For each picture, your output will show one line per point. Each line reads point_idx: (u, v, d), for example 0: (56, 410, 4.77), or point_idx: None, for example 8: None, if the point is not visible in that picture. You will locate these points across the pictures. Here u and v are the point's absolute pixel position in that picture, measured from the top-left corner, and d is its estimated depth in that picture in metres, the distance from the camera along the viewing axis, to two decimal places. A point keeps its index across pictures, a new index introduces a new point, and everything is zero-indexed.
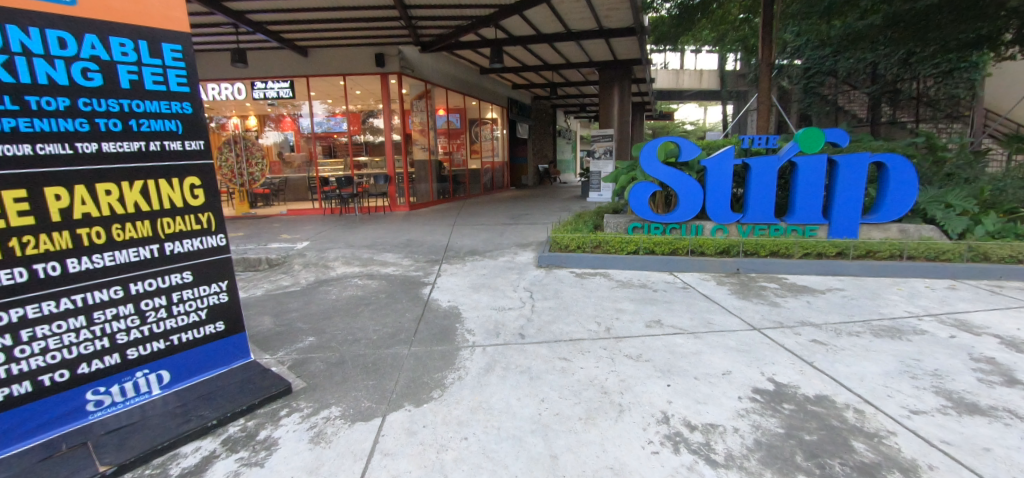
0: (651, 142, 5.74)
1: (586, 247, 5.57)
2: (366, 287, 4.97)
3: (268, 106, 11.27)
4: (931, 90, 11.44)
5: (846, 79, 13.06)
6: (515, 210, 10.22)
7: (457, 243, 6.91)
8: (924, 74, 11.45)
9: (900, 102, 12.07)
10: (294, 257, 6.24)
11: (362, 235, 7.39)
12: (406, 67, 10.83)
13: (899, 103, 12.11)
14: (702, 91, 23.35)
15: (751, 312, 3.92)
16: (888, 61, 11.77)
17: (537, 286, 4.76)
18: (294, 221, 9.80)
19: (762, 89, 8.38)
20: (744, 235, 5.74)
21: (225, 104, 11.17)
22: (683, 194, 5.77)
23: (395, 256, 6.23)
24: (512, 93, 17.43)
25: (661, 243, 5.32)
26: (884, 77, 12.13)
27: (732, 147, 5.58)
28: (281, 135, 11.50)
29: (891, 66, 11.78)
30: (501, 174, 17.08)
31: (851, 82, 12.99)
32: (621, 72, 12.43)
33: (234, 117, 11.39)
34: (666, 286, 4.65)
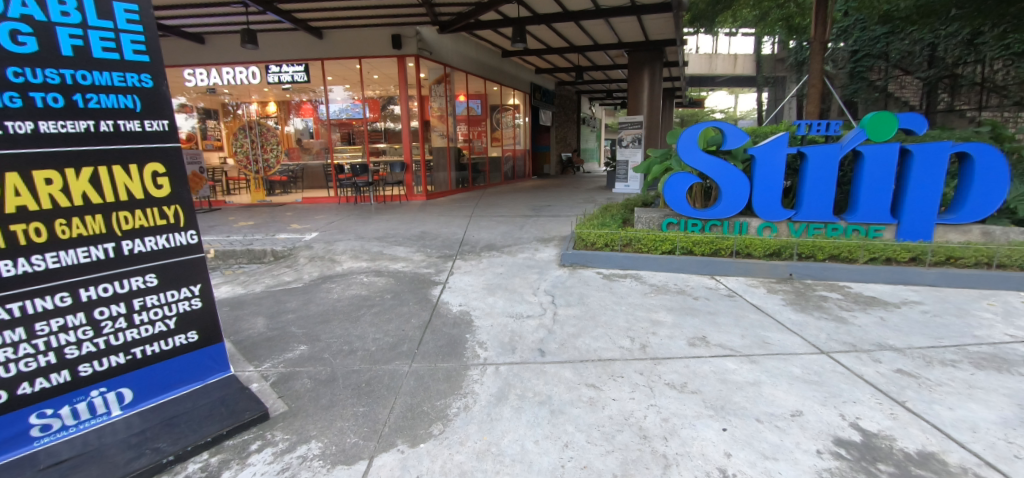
0: (691, 127, 5.11)
1: (615, 245, 5.00)
2: (372, 285, 4.54)
3: (286, 92, 10.93)
4: (998, 74, 9.89)
5: (900, 62, 11.95)
6: (537, 201, 9.68)
7: (473, 237, 6.43)
8: (991, 56, 9.92)
9: (960, 88, 10.78)
10: (301, 249, 5.87)
11: (374, 226, 6.99)
12: (423, 49, 10.34)
13: (958, 90, 10.81)
14: (735, 77, 22.15)
15: (814, 332, 3.33)
16: (950, 41, 10.64)
17: (559, 289, 4.24)
18: (308, 210, 9.50)
19: (813, 70, 7.59)
20: (796, 234, 5.15)
21: (242, 88, 10.87)
22: (727, 188, 5.15)
23: (407, 250, 5.79)
24: (535, 78, 16.77)
25: (700, 243, 4.75)
26: (944, 60, 10.93)
27: (786, 134, 4.93)
28: (302, 122, 11.18)
29: (953, 47, 10.60)
30: (522, 163, 16.53)
31: (903, 64, 11.88)
32: (653, 54, 11.67)
33: (254, 103, 11.07)
34: (708, 294, 4.08)
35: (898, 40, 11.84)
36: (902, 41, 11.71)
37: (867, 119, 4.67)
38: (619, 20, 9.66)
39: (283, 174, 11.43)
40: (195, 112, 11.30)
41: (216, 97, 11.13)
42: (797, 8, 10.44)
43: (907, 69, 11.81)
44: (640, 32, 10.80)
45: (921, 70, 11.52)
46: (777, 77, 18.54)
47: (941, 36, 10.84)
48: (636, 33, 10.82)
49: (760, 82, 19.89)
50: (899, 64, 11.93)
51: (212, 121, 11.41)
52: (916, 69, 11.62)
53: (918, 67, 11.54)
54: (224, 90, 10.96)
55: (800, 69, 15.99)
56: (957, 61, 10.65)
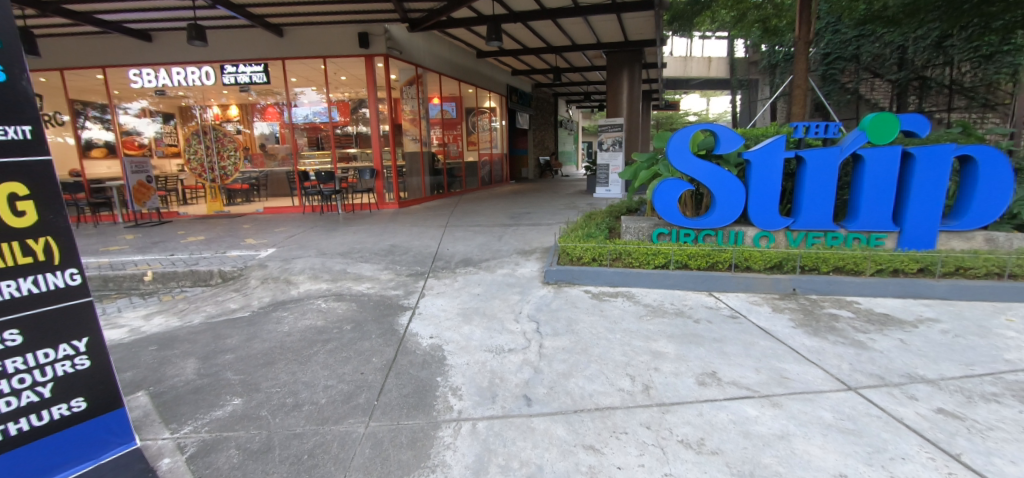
0: (682, 130, 4.72)
1: (604, 260, 4.56)
2: (330, 312, 3.97)
3: (249, 95, 10.23)
4: (967, 76, 10.11)
5: (870, 64, 11.90)
6: (515, 208, 9.22)
7: (447, 250, 5.89)
8: (960, 58, 10.07)
9: (929, 91, 10.84)
10: (253, 269, 5.24)
11: (339, 240, 6.39)
12: (393, 48, 9.77)
13: (927, 92, 10.86)
14: (709, 80, 22.21)
15: (835, 361, 2.93)
16: (920, 44, 10.69)
17: (544, 313, 3.75)
18: (269, 221, 8.81)
19: (798, 70, 7.34)
20: (794, 244, 4.81)
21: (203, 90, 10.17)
22: (720, 195, 4.78)
23: (373, 267, 5.22)
24: (511, 79, 16.33)
25: (696, 255, 4.34)
26: (913, 63, 10.96)
27: (783, 137, 4.59)
28: (268, 126, 10.42)
29: (922, 49, 10.68)
30: (500, 167, 16.03)
31: (873, 67, 11.84)
32: (631, 54, 11.45)
33: (214, 107, 10.37)
34: (710, 315, 3.65)
35: (869, 43, 11.72)
36: (872, 43, 11.67)
37: (867, 121, 4.35)
38: (598, 18, 9.29)
39: (244, 181, 10.62)
40: (155, 117, 10.39)
41: (170, 99, 10.27)
42: (774, 9, 9.89)
43: (877, 72, 11.77)
44: (619, 32, 10.48)
45: (891, 73, 11.49)
46: (750, 80, 18.49)
47: (911, 39, 10.84)
48: (615, 32, 10.49)
49: (733, 85, 19.86)
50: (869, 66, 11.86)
51: (171, 126, 10.50)
52: (886, 71, 11.57)
53: (889, 70, 11.51)
54: (179, 92, 10.18)
55: (773, 70, 15.97)
56: (926, 62, 10.73)
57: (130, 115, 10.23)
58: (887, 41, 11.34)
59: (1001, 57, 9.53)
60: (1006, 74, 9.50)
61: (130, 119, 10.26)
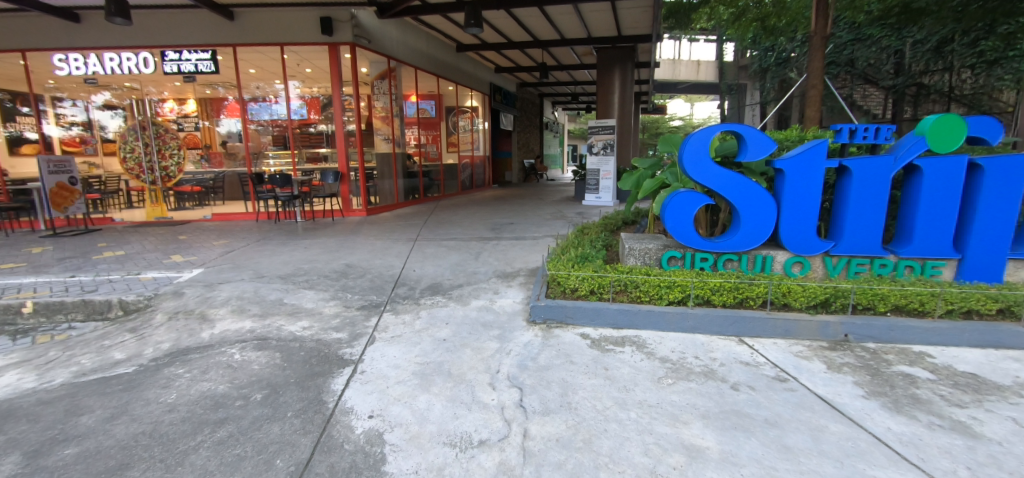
0: (701, 131, 3.84)
1: (605, 293, 3.60)
2: (243, 369, 2.95)
3: (208, 88, 9.19)
4: (966, 82, 9.25)
5: (865, 70, 11.15)
6: (497, 218, 8.27)
7: (413, 273, 4.89)
8: (960, 64, 9.23)
9: (924, 99, 10.18)
10: (165, 299, 4.19)
11: (284, 258, 5.35)
12: (360, 36, 8.76)
13: (924, 100, 10.16)
14: (697, 83, 21.68)
15: (946, 464, 2.05)
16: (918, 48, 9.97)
17: (531, 372, 2.80)
18: (213, 231, 7.69)
19: (812, 68, 6.55)
20: (833, 272, 3.96)
21: (151, 78, 8.92)
22: (746, 212, 3.88)
23: (316, 297, 4.19)
24: (495, 77, 15.41)
25: (723, 289, 3.43)
26: (910, 69, 10.24)
27: (824, 141, 3.73)
28: (233, 124, 9.25)
29: (921, 53, 9.91)
30: (481, 170, 15.07)
31: (868, 74, 11.11)
32: (623, 53, 10.73)
33: (170, 101, 9.28)
34: (751, 377, 2.75)
35: (865, 48, 11.03)
36: (868, 48, 10.93)
37: (929, 124, 3.53)
38: (590, 7, 8.46)
39: (196, 184, 9.64)
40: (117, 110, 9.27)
41: (113, 90, 9.12)
42: (774, 7, 8.75)
43: (872, 78, 11.07)
44: (612, 25, 9.64)
45: (886, 79, 10.77)
46: (739, 85, 17.77)
47: (909, 43, 10.07)
48: (607, 25, 9.66)
49: (722, 89, 18.83)
50: (864, 75, 11.14)
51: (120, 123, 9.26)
52: (881, 77, 10.88)
53: (884, 75, 10.79)
54: (125, 83, 9.00)
55: (763, 75, 15.31)
56: (924, 69, 9.95)
57: (96, 108, 9.19)
58: (884, 45, 10.56)
59: (1006, 62, 8.46)
60: (1008, 82, 8.48)
61: (96, 114, 9.23)
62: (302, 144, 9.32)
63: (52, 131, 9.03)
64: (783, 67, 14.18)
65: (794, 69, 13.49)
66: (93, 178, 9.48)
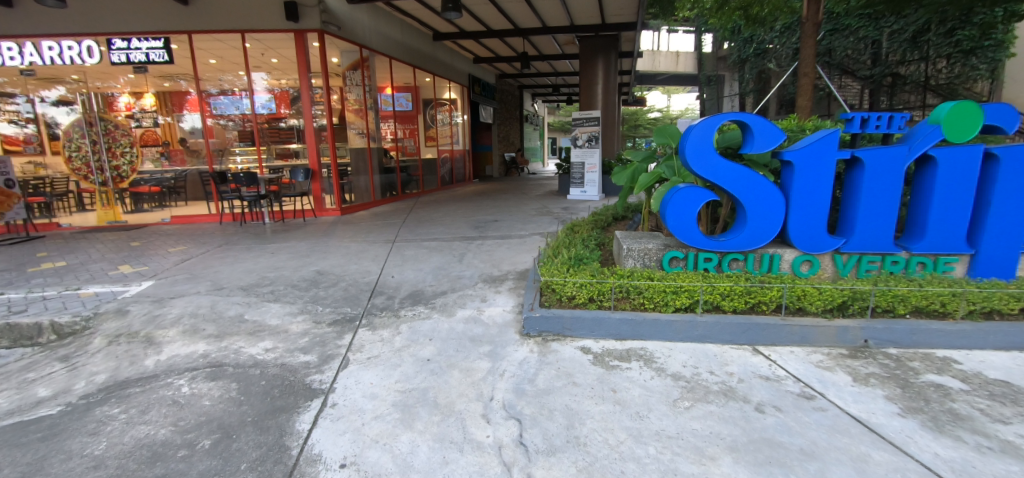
0: (705, 121, 3.54)
1: (606, 300, 3.26)
2: (190, 407, 2.54)
3: (167, 81, 8.51)
4: (942, 72, 9.21)
5: (843, 61, 10.80)
6: (479, 215, 7.90)
7: (391, 279, 4.49)
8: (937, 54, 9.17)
9: (901, 90, 9.94)
10: (106, 319, 3.78)
11: (246, 267, 4.90)
12: (329, 23, 8.21)
13: (900, 90, 9.94)
14: (676, 75, 21.58)
15: None
16: (896, 38, 9.74)
17: (529, 399, 2.45)
18: (170, 237, 7.11)
19: (805, 55, 6.33)
20: (843, 270, 3.72)
21: (99, 70, 8.28)
22: (753, 208, 3.60)
23: (281, 312, 3.77)
24: (473, 68, 14.95)
25: (733, 293, 3.14)
26: (886, 58, 10.00)
27: (835, 131, 3.47)
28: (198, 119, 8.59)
29: (898, 43, 9.71)
30: (462, 165, 14.63)
31: (846, 65, 10.74)
32: (606, 41, 10.45)
33: (126, 94, 8.58)
34: (776, 395, 2.45)
35: (842, 38, 10.71)
36: (846, 38, 10.58)
37: (945, 111, 3.29)
38: None
39: (156, 184, 8.85)
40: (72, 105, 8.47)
41: (58, 81, 8.33)
42: None
43: (850, 70, 10.72)
44: (595, 11, 9.26)
45: (863, 69, 10.46)
46: (718, 76, 17.68)
47: (887, 33, 9.86)
48: (589, 12, 9.32)
49: (701, 80, 18.73)
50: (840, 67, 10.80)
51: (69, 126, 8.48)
52: (859, 68, 10.55)
53: (862, 65, 10.48)
54: (72, 75, 8.27)
55: (742, 65, 15.15)
56: (900, 59, 9.75)
57: (47, 104, 8.42)
58: (861, 35, 10.27)
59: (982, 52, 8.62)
60: (984, 71, 8.75)
61: (47, 108, 8.45)
62: (271, 140, 8.75)
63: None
64: (762, 58, 13.96)
65: (773, 60, 13.33)
66: (39, 179, 8.51)
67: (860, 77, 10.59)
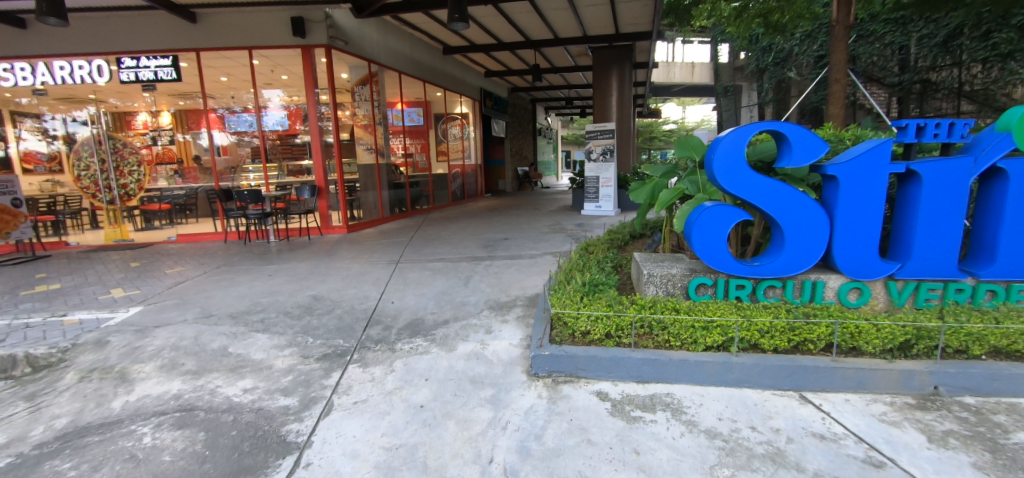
0: (737, 132, 3.15)
1: (625, 336, 2.85)
2: (145, 463, 2.20)
3: (181, 99, 8.52)
4: (977, 78, 8.38)
5: (868, 69, 10.30)
6: (489, 232, 7.57)
7: (390, 305, 4.16)
8: (971, 58, 8.36)
9: (933, 98, 9.24)
10: (84, 351, 3.52)
11: (239, 292, 4.63)
12: (337, 38, 8.08)
13: (931, 97, 9.24)
14: (691, 86, 21.14)
15: None
16: (925, 42, 9.08)
17: (536, 463, 2.05)
18: (171, 257, 6.93)
19: (834, 61, 5.91)
20: (898, 298, 3.27)
21: (111, 88, 8.26)
22: (792, 230, 3.18)
23: (267, 345, 3.45)
24: (485, 82, 14.78)
25: (773, 329, 2.71)
26: (916, 64, 9.33)
27: (887, 141, 3.05)
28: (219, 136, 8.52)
29: (927, 47, 9.02)
30: (474, 180, 14.39)
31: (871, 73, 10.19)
32: (620, 52, 10.16)
33: (143, 112, 8.70)
34: (837, 462, 2.01)
35: (868, 45, 10.22)
36: (871, 44, 10.09)
37: (1018, 116, 2.86)
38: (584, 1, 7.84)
39: (168, 201, 8.81)
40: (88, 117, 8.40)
41: (73, 101, 8.39)
42: (777, 2, 8.15)
43: (876, 78, 10.17)
44: (608, 21, 8.96)
45: (891, 76, 9.87)
46: (735, 86, 17.17)
47: (915, 38, 9.24)
48: (602, 22, 9.03)
49: (718, 91, 18.23)
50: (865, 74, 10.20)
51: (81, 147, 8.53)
52: (886, 75, 9.98)
53: (889, 73, 9.90)
54: (90, 94, 8.31)
55: (760, 75, 14.61)
56: (931, 64, 9.05)
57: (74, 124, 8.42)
58: (888, 41, 9.74)
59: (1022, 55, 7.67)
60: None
61: (76, 128, 8.45)
62: (284, 157, 8.62)
63: (9, 147, 8.42)
64: (781, 67, 13.42)
65: (792, 68, 12.80)
66: (54, 198, 8.56)
67: (887, 85, 10.01)
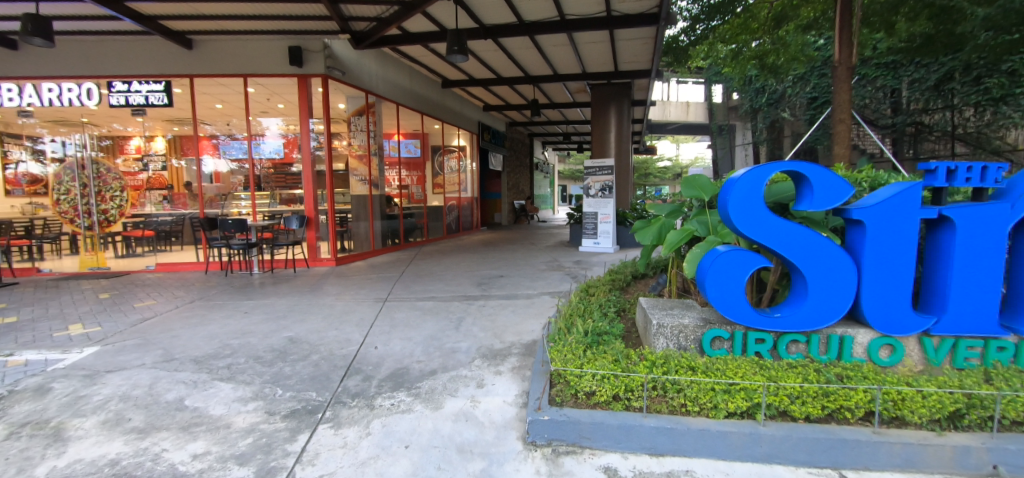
0: (755, 171, 2.86)
1: (636, 399, 2.50)
2: None
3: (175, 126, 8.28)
4: (971, 121, 8.28)
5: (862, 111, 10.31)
6: (482, 269, 7.25)
7: (373, 351, 3.79)
8: (964, 102, 8.30)
9: (925, 142, 9.12)
10: (21, 400, 3.10)
11: (208, 333, 4.24)
12: (334, 68, 7.98)
13: (924, 141, 9.12)
14: (686, 124, 21.35)
15: None
16: (919, 86, 9.03)
17: None
18: (144, 289, 6.53)
19: (838, 101, 5.78)
20: (934, 356, 2.96)
21: (103, 113, 8.03)
22: (817, 280, 2.87)
23: (230, 398, 3.06)
24: (483, 116, 14.79)
25: (803, 393, 2.38)
26: (908, 106, 9.26)
27: (918, 184, 2.80)
28: (218, 161, 8.34)
29: (919, 90, 8.99)
30: (470, 213, 14.17)
31: (865, 115, 10.14)
32: (619, 89, 10.17)
33: (137, 136, 8.34)
34: None
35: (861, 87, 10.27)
36: (864, 87, 10.14)
37: None
38: (584, 37, 7.83)
39: (154, 228, 8.36)
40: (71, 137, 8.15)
41: (67, 123, 8.08)
42: (774, 44, 8.20)
43: (870, 119, 10.06)
44: (608, 58, 8.96)
45: (884, 118, 9.76)
46: (729, 125, 17.29)
47: (907, 81, 9.24)
48: (602, 60, 9.03)
49: (713, 129, 18.37)
50: (861, 116, 10.19)
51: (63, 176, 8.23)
52: (879, 117, 9.86)
53: (882, 115, 9.80)
54: (82, 117, 8.05)
55: (754, 115, 14.70)
56: (924, 107, 8.97)
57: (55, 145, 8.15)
58: (880, 84, 9.76)
59: (1014, 99, 7.68)
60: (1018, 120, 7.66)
61: (58, 149, 8.18)
62: (276, 186, 8.34)
63: None
64: (775, 107, 13.49)
65: (786, 109, 12.84)
66: (37, 221, 8.16)
67: (880, 126, 9.87)
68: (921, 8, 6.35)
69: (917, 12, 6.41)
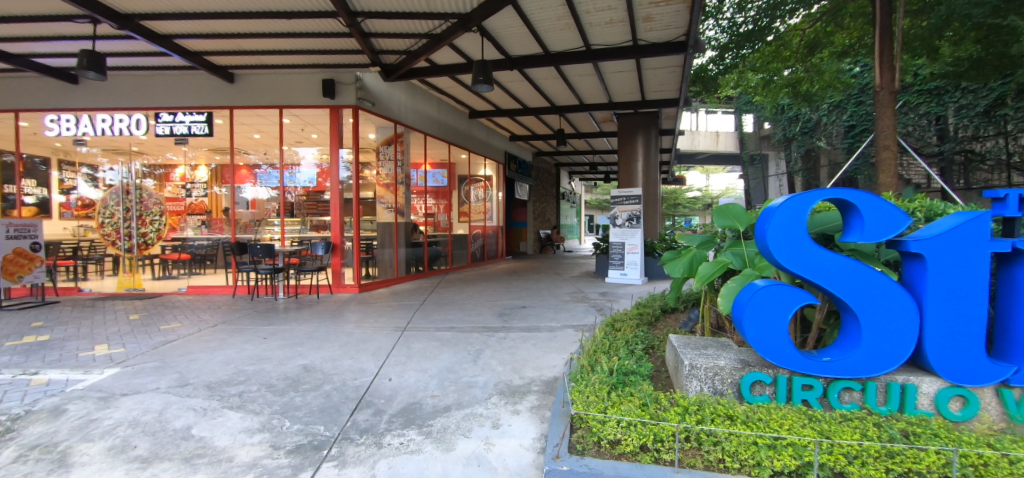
0: (798, 198, 2.62)
1: (666, 451, 2.24)
2: None
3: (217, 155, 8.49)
4: None
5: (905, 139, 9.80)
6: (504, 299, 7.06)
7: (387, 383, 3.64)
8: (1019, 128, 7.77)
9: (978, 171, 8.54)
10: (35, 421, 3.07)
11: (224, 358, 4.18)
12: (365, 99, 8.19)
13: (976, 170, 8.55)
14: (716, 154, 20.95)
15: None
16: (967, 113, 8.54)
17: None
18: (171, 311, 6.60)
19: (882, 127, 5.46)
20: (1015, 411, 2.58)
21: (153, 143, 8.44)
22: (872, 319, 2.57)
23: (236, 428, 2.94)
24: (510, 145, 14.88)
25: (862, 453, 2.09)
26: (957, 133, 8.74)
27: (986, 212, 2.51)
28: (257, 189, 8.55)
29: (967, 117, 8.49)
30: (495, 241, 14.10)
31: (909, 143, 9.63)
32: (647, 118, 10.06)
33: (183, 165, 8.68)
34: None
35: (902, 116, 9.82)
36: (906, 115, 9.68)
37: None
38: (611, 67, 7.78)
39: (190, 252, 8.65)
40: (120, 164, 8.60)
41: (122, 152, 8.52)
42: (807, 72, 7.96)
43: (915, 148, 9.52)
44: (635, 88, 8.87)
45: (929, 146, 9.24)
46: (762, 155, 16.84)
47: (953, 108, 8.76)
48: (629, 89, 8.96)
49: (744, 159, 17.91)
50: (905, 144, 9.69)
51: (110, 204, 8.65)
52: (924, 145, 9.35)
53: (927, 143, 9.28)
54: (133, 146, 8.48)
55: (788, 144, 14.26)
56: (973, 134, 8.46)
57: (106, 173, 8.62)
58: (924, 111, 9.29)
59: None
60: None
61: (108, 175, 8.62)
62: (308, 212, 8.46)
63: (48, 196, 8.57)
64: (810, 136, 13.06)
65: (822, 137, 12.39)
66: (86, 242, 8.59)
67: (926, 155, 9.35)
68: (968, 30, 6.05)
69: (963, 34, 6.12)
